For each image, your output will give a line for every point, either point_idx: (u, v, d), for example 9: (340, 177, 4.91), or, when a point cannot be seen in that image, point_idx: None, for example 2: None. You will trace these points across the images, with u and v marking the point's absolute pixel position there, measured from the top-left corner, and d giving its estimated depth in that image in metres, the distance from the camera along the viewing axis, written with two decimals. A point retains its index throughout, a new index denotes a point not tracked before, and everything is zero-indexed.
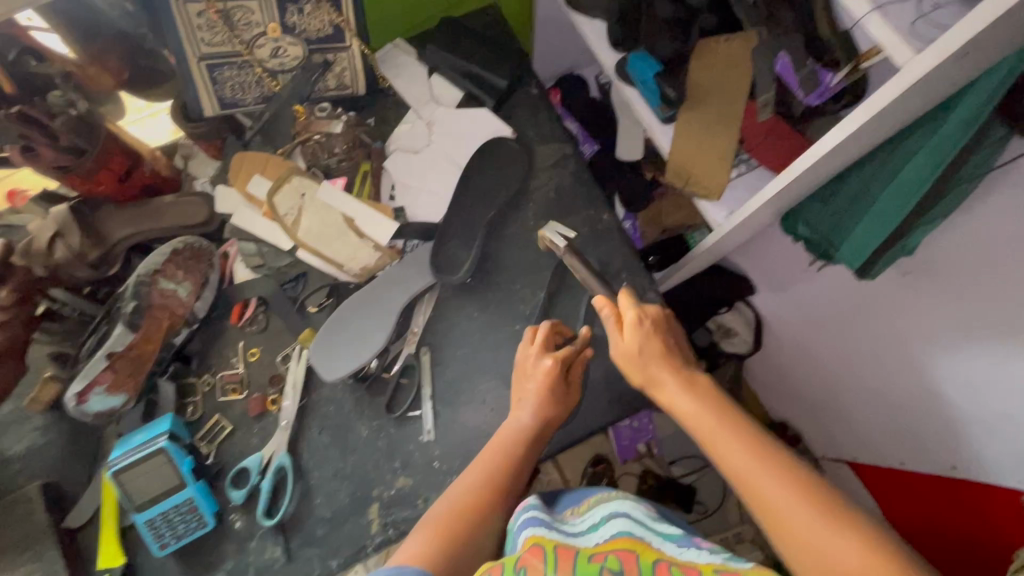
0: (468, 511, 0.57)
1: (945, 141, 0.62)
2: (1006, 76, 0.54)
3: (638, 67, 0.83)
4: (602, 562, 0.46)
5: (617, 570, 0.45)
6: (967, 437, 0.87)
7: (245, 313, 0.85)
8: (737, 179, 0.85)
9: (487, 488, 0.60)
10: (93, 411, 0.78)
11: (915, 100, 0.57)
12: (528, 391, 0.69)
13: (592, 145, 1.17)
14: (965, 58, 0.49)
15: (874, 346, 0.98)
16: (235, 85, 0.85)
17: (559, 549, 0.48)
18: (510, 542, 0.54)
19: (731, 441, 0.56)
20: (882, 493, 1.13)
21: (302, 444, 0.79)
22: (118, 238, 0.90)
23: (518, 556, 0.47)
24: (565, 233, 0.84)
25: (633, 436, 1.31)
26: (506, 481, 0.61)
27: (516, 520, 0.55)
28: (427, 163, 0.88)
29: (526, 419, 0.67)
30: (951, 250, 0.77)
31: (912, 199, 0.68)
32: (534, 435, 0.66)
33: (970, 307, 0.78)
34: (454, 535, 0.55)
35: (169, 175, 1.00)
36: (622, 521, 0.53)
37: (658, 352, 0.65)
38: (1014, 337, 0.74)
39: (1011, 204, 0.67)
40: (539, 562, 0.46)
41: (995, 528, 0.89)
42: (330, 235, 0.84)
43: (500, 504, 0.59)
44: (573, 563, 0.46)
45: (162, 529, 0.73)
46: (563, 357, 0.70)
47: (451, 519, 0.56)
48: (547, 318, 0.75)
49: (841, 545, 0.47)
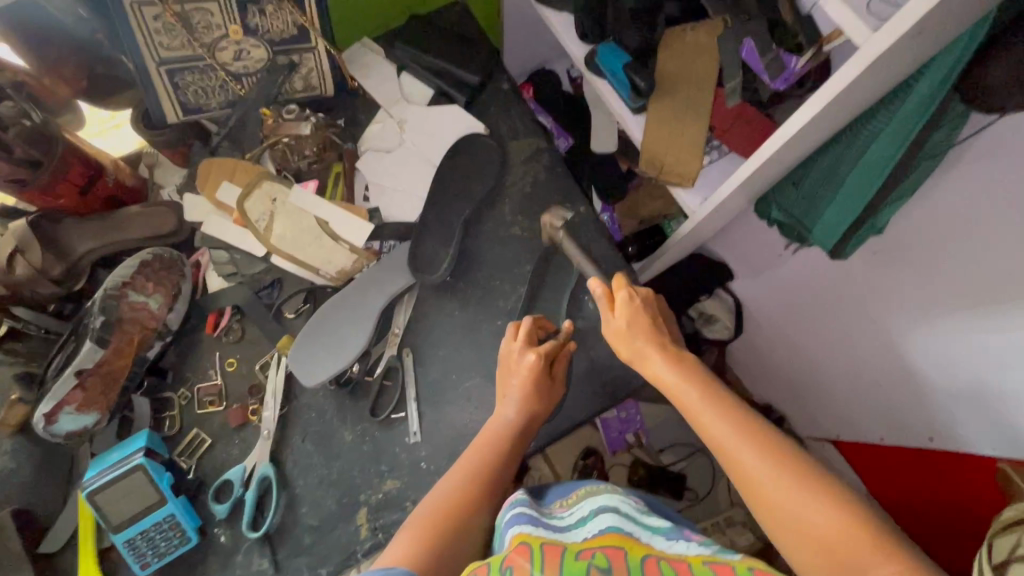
0: (457, 511, 0.57)
1: (908, 117, 0.63)
2: (965, 49, 0.56)
3: (608, 58, 0.84)
4: (589, 558, 0.46)
5: (605, 567, 0.45)
6: (941, 408, 0.89)
7: (220, 324, 0.84)
8: (711, 166, 0.86)
9: (476, 486, 0.60)
10: (63, 431, 0.75)
11: (875, 79, 0.58)
12: (512, 387, 0.68)
13: (566, 138, 1.19)
14: (921, 34, 0.50)
15: (852, 320, 1.00)
16: (198, 90, 0.84)
17: (546, 546, 0.47)
18: (498, 538, 0.54)
19: (715, 416, 0.57)
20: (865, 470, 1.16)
21: (286, 453, 0.78)
22: (82, 252, 0.88)
23: (505, 554, 0.47)
24: (542, 227, 0.84)
25: (622, 427, 1.34)
26: (493, 478, 0.61)
27: (504, 517, 0.55)
28: (401, 162, 0.87)
29: (512, 415, 0.67)
30: (919, 226, 0.79)
31: (877, 180, 0.70)
32: (518, 429, 0.66)
33: (936, 281, 0.80)
34: (444, 535, 0.54)
35: (134, 185, 0.98)
36: (611, 516, 0.52)
37: (647, 329, 0.66)
38: (979, 310, 0.76)
39: (973, 179, 0.69)
40: (525, 560, 0.46)
41: (969, 494, 0.92)
42: (304, 240, 0.82)
43: (489, 497, 0.59)
44: (559, 562, 0.45)
45: (143, 548, 0.72)
46: (545, 352, 0.70)
47: (439, 516, 0.56)
48: (529, 314, 0.74)
49: (820, 515, 0.48)
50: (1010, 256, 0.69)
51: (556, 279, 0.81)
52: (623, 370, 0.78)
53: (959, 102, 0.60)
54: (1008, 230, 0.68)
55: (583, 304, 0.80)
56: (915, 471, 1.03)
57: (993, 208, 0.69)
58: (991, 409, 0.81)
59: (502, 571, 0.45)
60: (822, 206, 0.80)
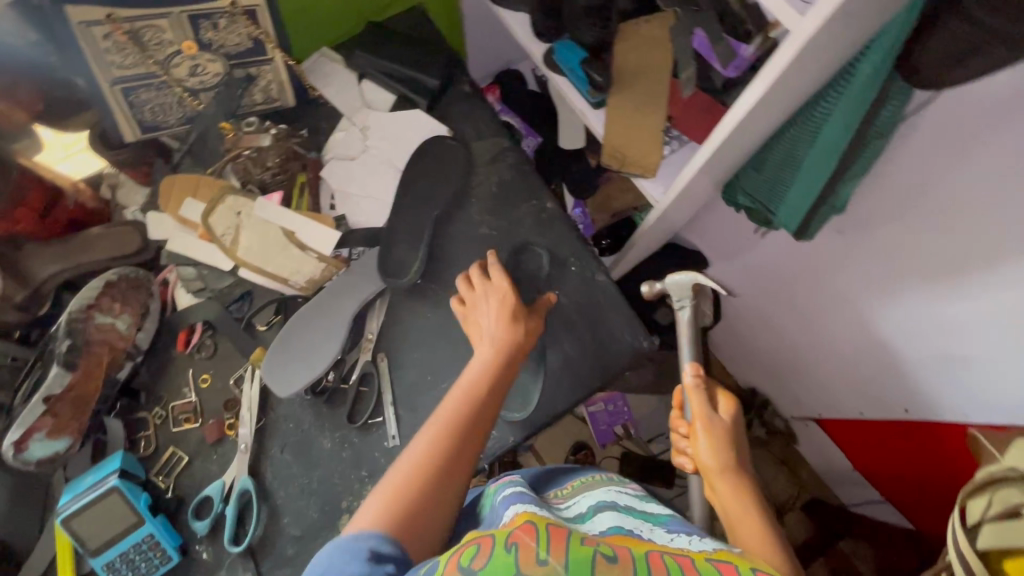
0: (433, 461, 0.54)
1: (855, 98, 0.65)
2: (897, 34, 0.57)
3: (565, 56, 0.87)
4: (595, 546, 0.38)
5: (612, 557, 0.37)
6: (913, 380, 0.92)
7: (191, 340, 0.84)
8: (672, 154, 0.88)
9: (454, 430, 0.57)
10: (35, 459, 0.74)
11: (814, 60, 0.60)
12: (485, 327, 0.69)
13: (535, 137, 1.20)
14: (848, 15, 0.52)
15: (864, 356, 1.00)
16: (155, 107, 0.83)
17: (552, 527, 0.39)
18: (487, 506, 0.56)
19: (783, 557, 0.52)
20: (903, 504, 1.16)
21: (265, 466, 0.78)
22: (45, 277, 0.88)
23: (509, 530, 0.39)
24: (510, 225, 0.85)
25: (610, 420, 1.34)
26: (472, 418, 0.58)
27: (498, 493, 0.56)
28: (366, 168, 0.88)
29: (487, 354, 0.65)
30: (876, 204, 0.81)
31: (832, 161, 0.71)
32: (496, 367, 0.64)
33: (898, 255, 0.83)
34: (421, 483, 0.52)
35: (96, 208, 0.97)
36: (610, 512, 0.52)
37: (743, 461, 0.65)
38: (942, 282, 0.78)
39: (924, 151, 0.71)
40: (530, 538, 0.37)
41: (948, 461, 0.96)
42: (270, 250, 0.81)
43: (467, 437, 0.57)
44: (566, 544, 0.37)
45: (123, 570, 0.71)
46: (502, 295, 0.72)
47: (424, 463, 0.53)
48: (473, 263, 0.78)
49: None
50: (967, 227, 0.71)
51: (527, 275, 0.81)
52: (597, 361, 0.79)
53: (900, 78, 0.62)
54: (959, 199, 0.70)
55: (555, 299, 0.81)
56: (894, 448, 1.07)
57: (944, 180, 0.71)
58: (964, 379, 0.83)
59: (506, 548, 0.36)
60: (785, 189, 0.82)
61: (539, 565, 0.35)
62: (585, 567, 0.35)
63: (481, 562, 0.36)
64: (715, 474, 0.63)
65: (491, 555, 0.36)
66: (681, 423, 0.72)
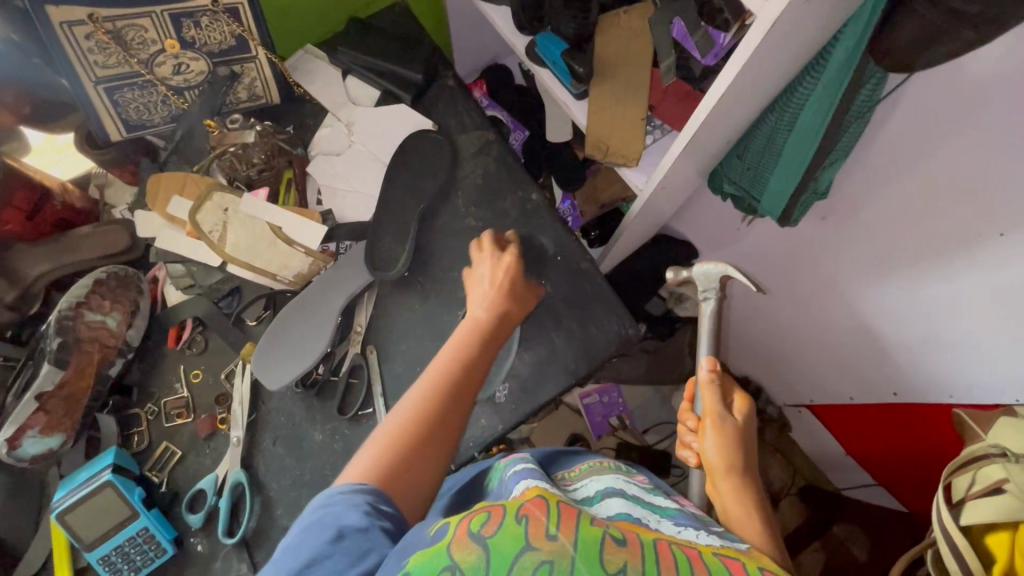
0: (425, 419, 0.54)
1: (829, 84, 0.66)
2: (869, 16, 0.58)
3: (546, 47, 0.86)
4: (605, 527, 0.38)
5: (621, 539, 0.37)
6: (901, 362, 0.93)
7: (182, 337, 0.85)
8: (653, 145, 0.89)
9: (445, 387, 0.57)
10: (28, 455, 0.76)
11: (786, 43, 0.61)
12: (479, 290, 0.70)
13: (522, 131, 1.20)
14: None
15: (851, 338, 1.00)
16: (139, 106, 0.84)
17: (563, 505, 0.39)
18: (494, 480, 0.57)
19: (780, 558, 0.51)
20: (900, 490, 1.16)
21: (257, 459, 0.79)
22: (35, 275, 0.89)
23: (520, 502, 0.39)
24: (496, 217, 0.85)
25: (605, 411, 1.36)
26: (463, 378, 0.58)
27: (508, 470, 0.56)
28: (352, 164, 0.88)
29: (478, 316, 0.65)
30: (856, 187, 0.83)
31: (813, 145, 0.72)
32: (487, 329, 0.64)
33: (879, 238, 0.84)
34: (414, 441, 0.52)
35: (84, 207, 0.99)
36: (618, 498, 0.52)
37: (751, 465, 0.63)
38: (924, 264, 0.79)
39: (902, 131, 0.72)
40: (542, 513, 0.38)
41: (940, 440, 0.97)
42: (258, 246, 0.82)
43: (459, 396, 0.57)
44: (575, 524, 0.37)
45: (119, 563, 0.72)
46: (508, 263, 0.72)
47: (410, 420, 0.54)
48: (490, 230, 0.80)
49: None
50: (950, 207, 0.71)
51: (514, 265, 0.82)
52: (584, 349, 0.81)
53: (873, 62, 0.62)
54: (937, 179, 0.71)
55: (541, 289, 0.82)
56: (885, 430, 1.08)
57: (922, 162, 0.72)
58: (954, 359, 0.84)
59: (517, 519, 0.37)
60: (767, 175, 0.83)
61: (549, 541, 0.35)
62: (593, 547, 0.35)
63: (491, 530, 0.36)
64: (719, 470, 0.61)
65: (502, 524, 0.37)
66: (690, 416, 0.71)
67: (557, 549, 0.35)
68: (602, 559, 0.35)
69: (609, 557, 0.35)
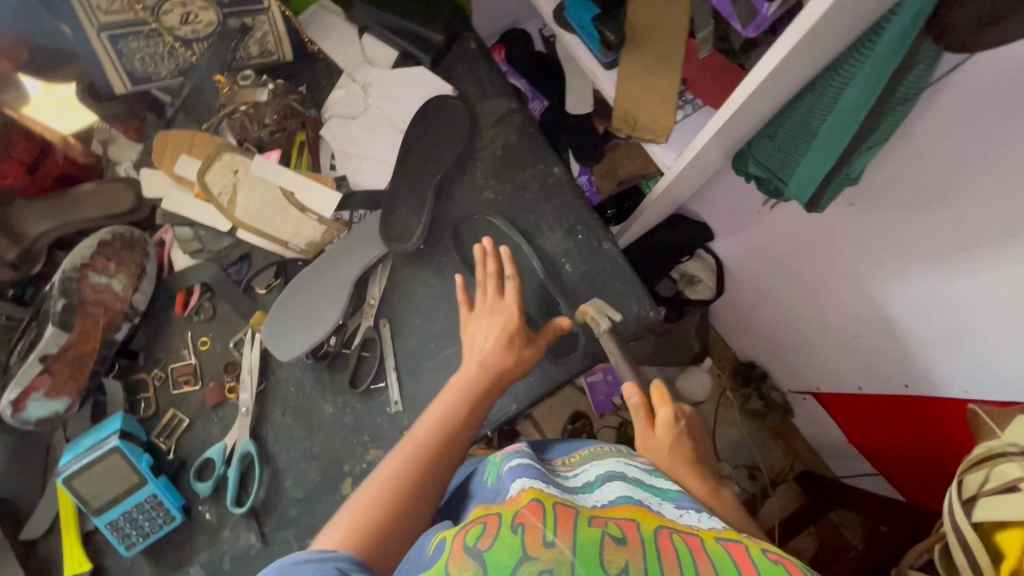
0: (410, 484, 0.54)
1: (872, 74, 0.62)
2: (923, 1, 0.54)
3: (576, 12, 0.81)
4: (603, 526, 0.38)
5: (620, 537, 0.37)
6: (918, 354, 0.90)
7: (190, 302, 0.83)
8: (684, 121, 0.84)
9: (430, 455, 0.57)
10: (33, 418, 0.76)
11: (841, 23, 0.56)
12: (479, 341, 0.67)
13: (542, 101, 1.13)
14: None
15: (869, 331, 0.97)
16: (145, 57, 0.83)
17: (559, 507, 0.39)
18: (491, 475, 0.54)
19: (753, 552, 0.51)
20: (900, 479, 1.16)
21: (266, 429, 0.79)
22: (36, 234, 0.87)
23: (515, 509, 0.39)
24: (515, 191, 0.82)
25: (609, 390, 1.31)
26: (446, 447, 0.58)
27: (505, 458, 0.55)
28: (367, 128, 0.84)
29: (472, 368, 0.65)
30: (889, 177, 0.77)
31: (847, 133, 0.68)
32: (473, 385, 0.64)
33: (896, 231, 0.81)
34: (393, 511, 0.52)
35: (88, 163, 0.97)
36: (619, 482, 0.50)
37: (689, 457, 0.61)
38: (944, 259, 0.76)
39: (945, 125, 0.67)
40: (537, 519, 0.37)
41: (946, 434, 0.96)
42: (268, 213, 0.80)
43: (449, 446, 0.58)
44: (573, 524, 0.37)
45: (126, 529, 0.73)
46: (506, 318, 0.69)
47: (395, 481, 0.54)
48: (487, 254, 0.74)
49: None
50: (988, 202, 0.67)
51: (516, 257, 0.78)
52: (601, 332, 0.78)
53: (933, 46, 0.58)
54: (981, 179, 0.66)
55: (561, 268, 0.79)
56: (889, 421, 1.07)
57: (957, 154, 0.67)
58: (970, 352, 0.81)
59: (512, 529, 0.37)
60: (799, 156, 0.78)
61: (546, 549, 0.35)
62: (592, 552, 0.36)
63: (487, 543, 0.36)
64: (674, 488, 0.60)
65: (498, 535, 0.36)
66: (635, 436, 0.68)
67: (555, 559, 0.35)
68: (602, 561, 0.35)
69: (609, 558, 0.35)
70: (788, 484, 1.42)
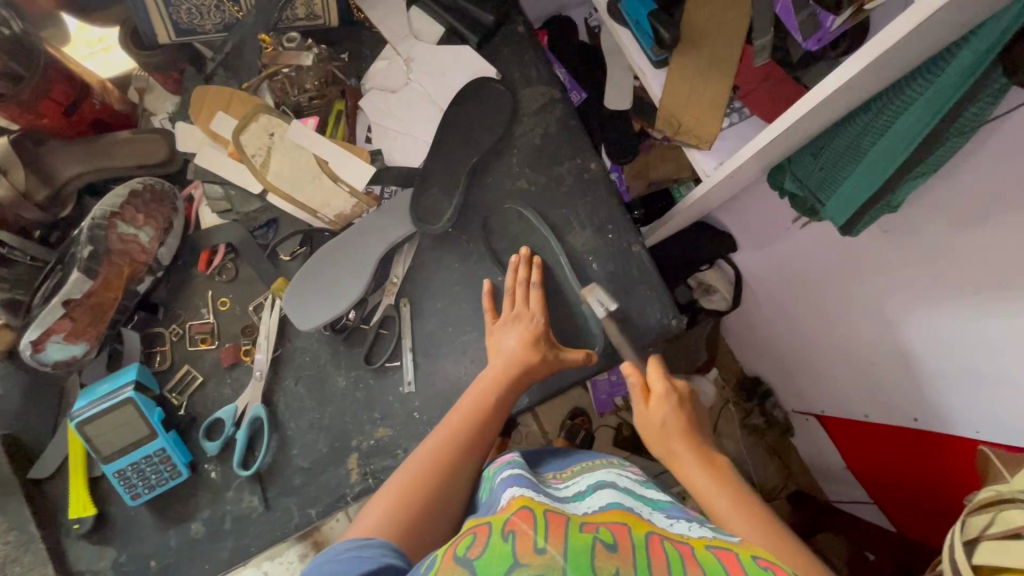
0: (430, 481, 0.56)
1: (929, 103, 0.58)
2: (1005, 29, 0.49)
3: (632, 7, 0.79)
4: (594, 532, 0.35)
5: (611, 543, 0.34)
6: (935, 392, 0.85)
7: (213, 262, 0.84)
8: (729, 129, 0.80)
9: (449, 458, 0.59)
10: (51, 360, 0.76)
11: (911, 52, 0.54)
12: (507, 343, 0.71)
13: (580, 91, 1.08)
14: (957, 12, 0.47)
15: (885, 371, 0.94)
16: (191, 9, 0.81)
17: (549, 514, 0.36)
18: (485, 490, 0.54)
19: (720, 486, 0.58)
20: (901, 518, 1.11)
21: (278, 395, 0.80)
22: (68, 177, 0.88)
23: (505, 517, 0.35)
24: (549, 183, 0.80)
25: (612, 390, 1.30)
26: (467, 452, 0.60)
27: (498, 472, 0.55)
28: (407, 104, 0.83)
29: (498, 368, 0.68)
30: (930, 210, 0.73)
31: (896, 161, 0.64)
32: (491, 387, 0.67)
33: (926, 263, 0.76)
34: (418, 504, 0.54)
35: (124, 110, 0.99)
36: (610, 490, 0.49)
37: (681, 428, 0.64)
38: (974, 297, 0.72)
39: (992, 169, 0.63)
40: (528, 526, 0.34)
41: (953, 482, 0.91)
42: (302, 179, 0.81)
43: (474, 449, 0.61)
44: (564, 531, 0.34)
45: (133, 479, 0.74)
46: (532, 324, 0.72)
47: (418, 480, 0.56)
48: (518, 258, 0.77)
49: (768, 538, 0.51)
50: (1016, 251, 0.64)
51: (544, 262, 0.78)
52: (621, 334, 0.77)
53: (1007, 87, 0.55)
54: None
55: (587, 267, 0.78)
56: (891, 453, 1.04)
57: (1002, 199, 0.63)
58: (987, 392, 0.76)
59: (503, 537, 0.33)
60: (836, 180, 0.73)
61: (537, 555, 0.32)
62: (583, 557, 0.32)
63: (477, 552, 0.33)
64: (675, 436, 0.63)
65: (488, 543, 0.33)
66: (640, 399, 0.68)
67: (547, 563, 0.31)
68: (594, 565, 0.32)
69: (602, 564, 0.32)
70: (779, 502, 1.41)
